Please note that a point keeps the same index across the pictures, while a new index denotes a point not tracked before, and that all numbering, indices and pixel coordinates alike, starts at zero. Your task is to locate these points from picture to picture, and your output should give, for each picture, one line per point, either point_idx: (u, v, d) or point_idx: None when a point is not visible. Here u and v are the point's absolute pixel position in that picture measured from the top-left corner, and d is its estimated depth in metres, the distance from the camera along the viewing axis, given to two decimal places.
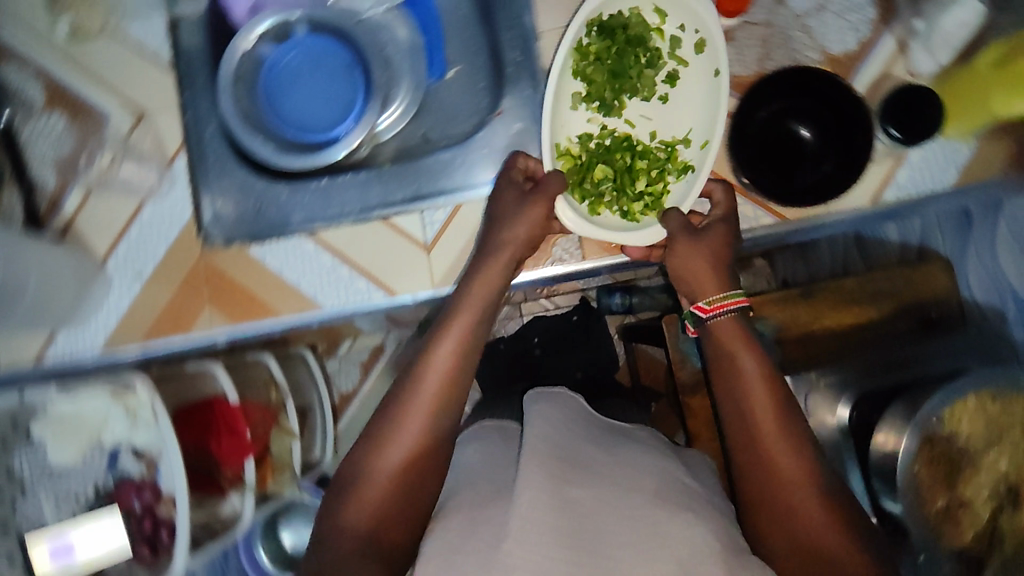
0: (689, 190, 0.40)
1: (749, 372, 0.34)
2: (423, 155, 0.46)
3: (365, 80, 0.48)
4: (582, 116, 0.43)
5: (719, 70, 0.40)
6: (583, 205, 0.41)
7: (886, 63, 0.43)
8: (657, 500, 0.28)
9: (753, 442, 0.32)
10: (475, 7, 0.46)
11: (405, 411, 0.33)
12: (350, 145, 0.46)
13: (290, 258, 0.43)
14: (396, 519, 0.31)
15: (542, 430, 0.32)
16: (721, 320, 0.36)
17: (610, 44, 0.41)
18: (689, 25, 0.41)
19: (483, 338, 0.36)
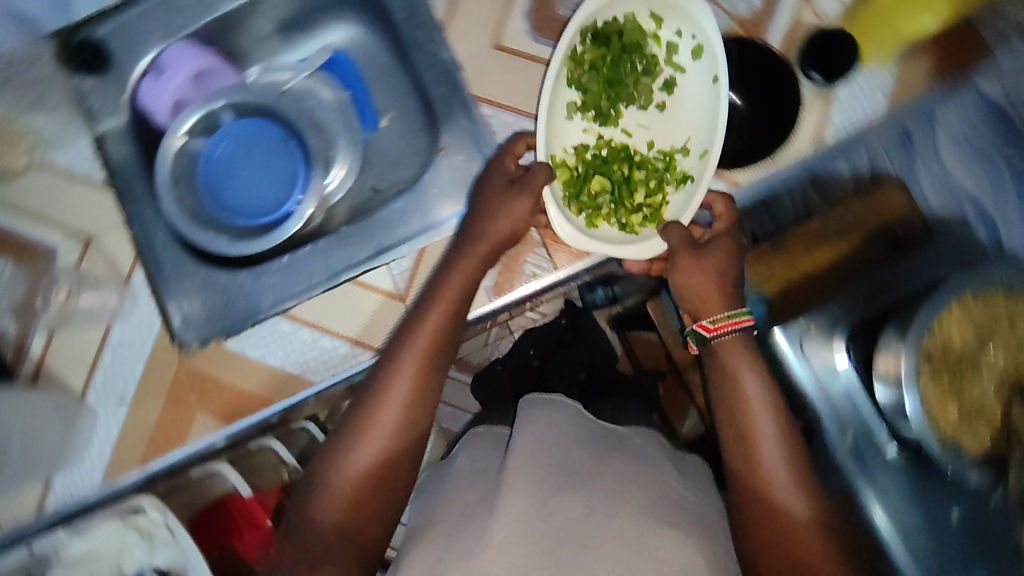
0: (687, 201, 0.42)
1: (751, 396, 0.39)
2: (377, 208, 0.45)
3: (302, 150, 0.49)
4: (579, 125, 0.44)
5: (718, 77, 0.42)
6: (582, 217, 0.42)
7: (795, 13, 0.45)
8: (646, 515, 0.32)
9: (750, 455, 0.39)
10: (393, 53, 0.48)
11: (372, 419, 0.37)
12: (303, 215, 0.44)
13: (269, 341, 0.42)
14: (365, 511, 0.37)
15: (526, 446, 0.36)
16: (725, 338, 0.40)
17: (605, 54, 0.43)
18: (686, 32, 0.43)
19: (450, 350, 0.39)
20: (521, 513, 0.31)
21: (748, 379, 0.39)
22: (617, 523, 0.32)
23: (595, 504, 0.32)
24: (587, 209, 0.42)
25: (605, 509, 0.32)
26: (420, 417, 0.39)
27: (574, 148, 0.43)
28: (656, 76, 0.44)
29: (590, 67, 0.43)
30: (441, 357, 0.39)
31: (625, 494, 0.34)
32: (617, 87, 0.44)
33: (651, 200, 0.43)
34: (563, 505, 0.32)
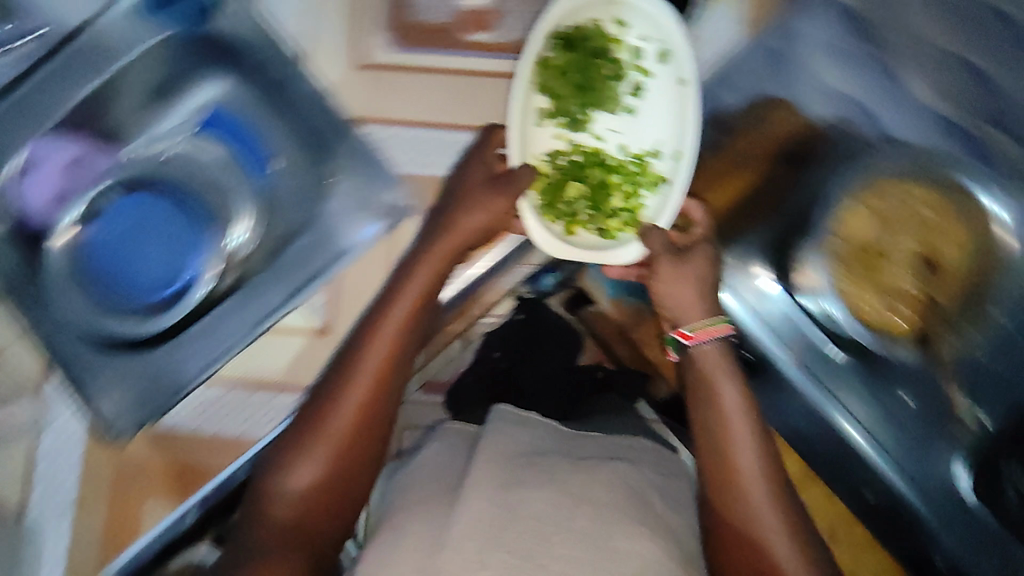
0: (664, 207, 0.38)
1: (730, 407, 0.38)
2: (286, 247, 0.46)
3: (196, 213, 0.49)
4: (550, 134, 0.40)
5: (686, 79, 0.38)
6: (558, 225, 0.39)
7: None
8: (598, 509, 0.33)
9: (724, 471, 0.37)
10: (258, 93, 0.45)
11: (328, 421, 0.37)
12: (211, 279, 0.48)
13: (202, 407, 0.44)
14: (324, 510, 0.36)
15: (490, 462, 0.35)
16: (706, 348, 0.39)
17: (574, 59, 0.39)
18: (651, 40, 0.38)
19: (408, 357, 0.39)
20: (486, 514, 0.31)
21: (726, 389, 0.38)
22: (587, 513, 0.32)
23: (567, 497, 0.33)
24: (561, 216, 0.39)
25: (577, 510, 0.33)
26: (380, 428, 0.38)
27: (549, 155, 0.40)
28: (626, 77, 0.40)
29: (557, 74, 0.39)
30: (399, 376, 0.38)
31: (597, 486, 0.35)
32: (587, 90, 0.40)
33: (626, 207, 0.40)
34: (529, 499, 0.32)
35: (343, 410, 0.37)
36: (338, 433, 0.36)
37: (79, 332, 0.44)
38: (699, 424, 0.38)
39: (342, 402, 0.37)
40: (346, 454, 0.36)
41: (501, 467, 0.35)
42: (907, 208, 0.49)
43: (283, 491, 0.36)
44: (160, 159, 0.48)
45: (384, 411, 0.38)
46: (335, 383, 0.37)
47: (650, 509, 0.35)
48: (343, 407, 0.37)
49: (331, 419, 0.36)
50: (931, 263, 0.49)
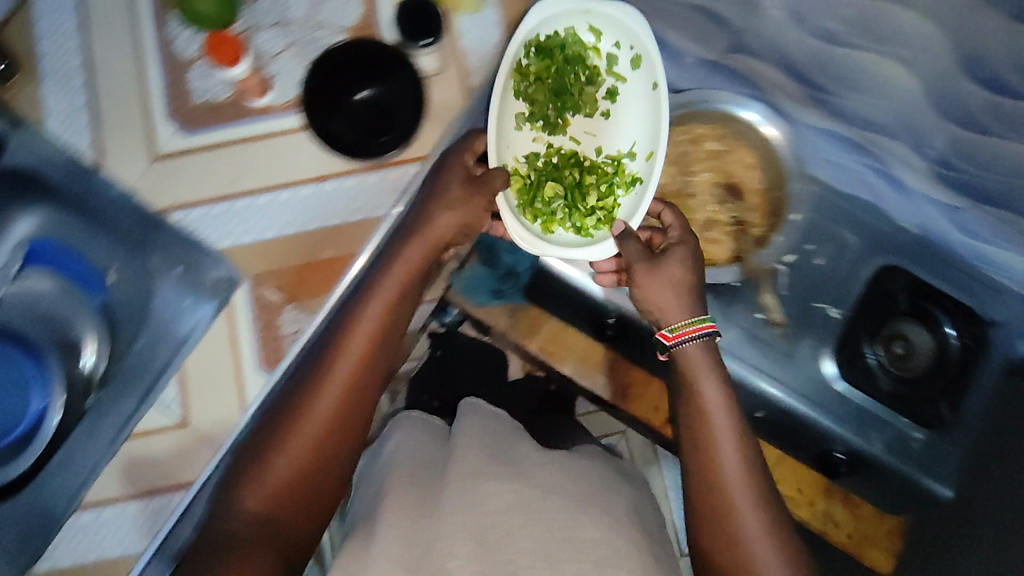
0: (637, 199, 0.71)
1: (712, 400, 0.63)
2: (280, 210, 0.74)
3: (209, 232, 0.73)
4: (528, 133, 0.74)
5: (655, 86, 0.72)
6: (538, 221, 0.72)
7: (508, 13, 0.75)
8: (557, 515, 0.50)
9: (704, 452, 0.61)
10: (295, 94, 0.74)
11: (287, 440, 0.58)
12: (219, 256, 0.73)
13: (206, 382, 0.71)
14: (297, 497, 0.58)
15: (471, 453, 0.57)
16: (685, 344, 0.64)
17: (548, 64, 0.72)
18: (624, 44, 0.72)
19: (350, 396, 0.60)
20: (470, 515, 0.50)
21: (708, 385, 0.63)
22: (548, 513, 0.50)
23: (529, 495, 0.52)
24: (536, 214, 0.72)
25: (539, 511, 0.50)
26: (371, 393, 0.61)
27: (527, 155, 0.74)
28: (599, 83, 0.75)
29: (540, 82, 0.72)
30: (362, 401, 0.61)
31: (546, 495, 0.52)
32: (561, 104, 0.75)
33: (598, 200, 0.74)
34: (498, 497, 0.51)
35: (332, 387, 0.60)
36: (316, 420, 0.59)
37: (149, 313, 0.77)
38: (690, 415, 0.63)
39: (338, 373, 0.60)
40: (318, 442, 0.59)
41: (480, 464, 0.56)
42: (708, 153, 0.91)
43: (250, 494, 0.57)
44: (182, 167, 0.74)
45: (372, 379, 0.61)
46: (329, 360, 0.61)
47: (583, 494, 0.56)
48: (314, 410, 0.59)
49: (316, 398, 0.59)
50: (731, 189, 0.92)
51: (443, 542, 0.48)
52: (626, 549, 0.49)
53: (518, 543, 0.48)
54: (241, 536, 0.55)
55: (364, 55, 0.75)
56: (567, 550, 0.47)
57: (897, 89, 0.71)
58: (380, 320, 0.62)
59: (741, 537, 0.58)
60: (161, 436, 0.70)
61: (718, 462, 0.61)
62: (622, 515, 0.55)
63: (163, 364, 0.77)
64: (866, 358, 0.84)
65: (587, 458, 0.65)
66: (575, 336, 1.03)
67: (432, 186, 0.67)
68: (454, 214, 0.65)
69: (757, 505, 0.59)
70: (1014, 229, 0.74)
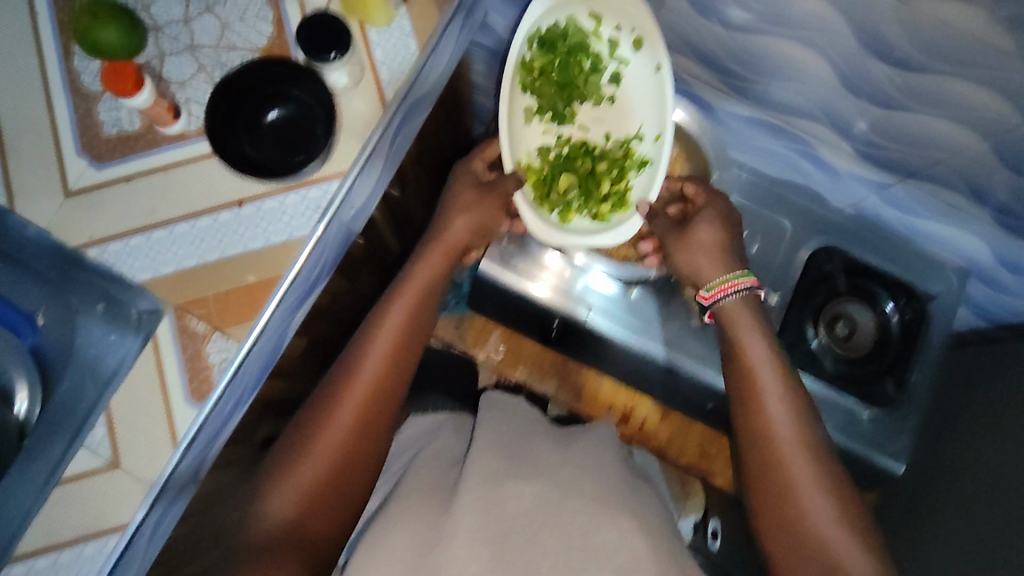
0: (650, 181, 0.74)
1: (758, 355, 0.70)
2: (224, 231, 0.72)
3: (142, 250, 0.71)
4: (537, 127, 0.77)
5: (658, 68, 0.72)
6: (555, 213, 0.75)
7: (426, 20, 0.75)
8: (556, 510, 0.51)
9: (756, 404, 0.68)
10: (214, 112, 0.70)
11: (315, 446, 0.60)
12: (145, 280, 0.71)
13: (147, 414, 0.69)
14: (322, 504, 0.59)
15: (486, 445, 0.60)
16: (726, 301, 0.73)
17: (550, 56, 0.73)
18: (624, 29, 0.73)
19: (372, 402, 0.63)
20: (489, 514, 0.50)
21: (749, 338, 0.71)
22: (569, 515, 0.51)
23: (549, 494, 0.53)
24: (552, 205, 0.75)
25: (560, 512, 0.51)
26: (397, 392, 0.65)
27: (538, 148, 0.77)
28: (603, 69, 0.76)
29: (545, 77, 0.74)
30: (383, 404, 0.64)
31: (567, 493, 0.53)
32: (569, 95, 0.76)
33: (612, 186, 0.76)
34: (517, 496, 0.52)
35: (362, 382, 0.63)
36: (344, 422, 0.61)
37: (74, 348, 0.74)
38: (739, 372, 0.71)
39: (367, 371, 0.63)
40: (346, 443, 0.61)
41: (495, 463, 0.56)
42: None
43: (280, 499, 0.58)
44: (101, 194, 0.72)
45: (397, 376, 0.65)
46: (358, 358, 0.64)
47: (602, 493, 0.55)
48: (343, 410, 0.62)
49: (345, 399, 0.62)
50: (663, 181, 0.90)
51: (461, 536, 0.48)
52: (645, 549, 0.49)
53: (539, 543, 0.48)
54: (271, 539, 0.56)
55: (268, 72, 0.72)
56: (587, 552, 0.48)
57: (807, 77, 0.71)
58: (406, 318, 0.67)
59: (793, 483, 0.63)
60: (93, 479, 0.69)
61: (766, 412, 0.67)
62: (640, 510, 0.56)
63: (92, 404, 0.71)
64: (809, 340, 0.87)
65: (590, 449, 0.66)
66: (530, 342, 1.04)
67: (450, 194, 0.75)
68: (468, 217, 0.73)
69: (807, 454, 0.65)
70: (943, 204, 0.81)
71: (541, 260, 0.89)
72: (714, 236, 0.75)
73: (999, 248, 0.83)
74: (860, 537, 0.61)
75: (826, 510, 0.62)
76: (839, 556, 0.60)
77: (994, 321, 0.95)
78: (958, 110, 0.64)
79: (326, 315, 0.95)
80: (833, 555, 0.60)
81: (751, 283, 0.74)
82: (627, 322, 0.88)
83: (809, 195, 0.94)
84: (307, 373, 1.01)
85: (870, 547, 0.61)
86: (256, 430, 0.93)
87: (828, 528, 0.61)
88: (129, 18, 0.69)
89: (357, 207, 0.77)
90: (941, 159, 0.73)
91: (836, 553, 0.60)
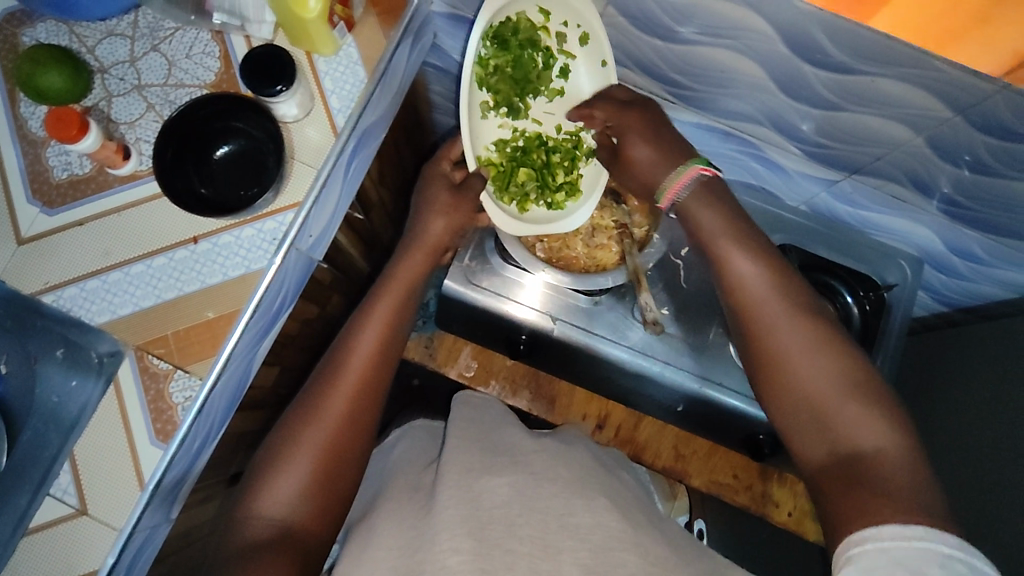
0: (598, 171, 0.80)
1: (715, 228, 0.64)
2: (184, 264, 0.71)
3: (91, 291, 0.70)
4: (492, 120, 0.78)
5: (605, 60, 0.74)
6: (515, 204, 0.79)
7: (373, 47, 0.77)
8: (533, 503, 0.51)
9: (720, 271, 0.63)
10: (169, 151, 0.70)
11: (299, 454, 0.60)
12: (99, 320, 0.70)
13: (114, 456, 0.68)
14: (303, 517, 0.59)
15: (460, 445, 0.60)
16: (683, 191, 0.66)
17: (503, 50, 0.74)
18: (572, 22, 0.74)
19: (350, 411, 0.63)
20: (469, 512, 0.50)
21: (706, 215, 0.64)
22: (545, 503, 0.51)
23: (525, 485, 0.53)
24: (512, 196, 0.78)
25: (536, 501, 0.52)
26: (382, 389, 0.66)
27: (496, 142, 0.78)
28: (552, 64, 0.77)
29: (500, 73, 0.75)
30: (361, 413, 0.64)
31: (542, 482, 0.54)
32: (522, 88, 0.78)
33: (566, 177, 0.81)
34: (495, 491, 0.52)
35: (342, 390, 0.63)
36: (332, 419, 0.62)
37: (48, 389, 0.72)
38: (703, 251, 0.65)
39: (354, 369, 0.65)
40: (334, 441, 0.61)
41: (472, 462, 0.57)
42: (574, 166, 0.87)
43: (263, 509, 0.58)
44: (57, 239, 0.71)
45: (382, 371, 0.66)
46: (345, 356, 0.65)
47: (579, 479, 0.57)
48: (330, 410, 0.62)
49: (334, 396, 0.63)
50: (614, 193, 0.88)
51: (442, 536, 0.48)
52: (622, 529, 0.50)
53: (520, 535, 0.48)
54: (261, 539, 0.56)
55: (214, 109, 0.71)
56: (565, 538, 0.48)
57: (745, 84, 0.74)
58: (391, 317, 0.69)
59: (782, 349, 0.58)
60: (59, 528, 0.67)
61: (738, 281, 0.62)
62: (620, 496, 0.57)
63: (57, 452, 0.69)
64: None
65: (568, 445, 0.66)
66: (501, 356, 1.05)
67: (425, 195, 0.76)
68: (445, 219, 0.74)
69: (792, 316, 0.59)
70: (890, 197, 0.85)
71: (504, 275, 0.90)
72: (649, 152, 0.69)
73: (947, 235, 0.87)
74: (859, 386, 0.56)
75: (818, 368, 0.57)
76: (839, 411, 0.55)
77: (954, 305, 0.99)
78: (890, 108, 0.68)
79: (297, 341, 0.95)
80: (833, 413, 0.55)
81: (694, 173, 0.66)
82: (590, 331, 0.90)
83: (764, 195, 0.97)
84: (280, 402, 1.00)
85: (873, 393, 0.55)
86: (232, 462, 0.92)
87: (823, 384, 0.56)
88: (71, 60, 0.70)
89: (314, 236, 0.77)
90: (883, 154, 0.77)
91: (836, 408, 0.55)
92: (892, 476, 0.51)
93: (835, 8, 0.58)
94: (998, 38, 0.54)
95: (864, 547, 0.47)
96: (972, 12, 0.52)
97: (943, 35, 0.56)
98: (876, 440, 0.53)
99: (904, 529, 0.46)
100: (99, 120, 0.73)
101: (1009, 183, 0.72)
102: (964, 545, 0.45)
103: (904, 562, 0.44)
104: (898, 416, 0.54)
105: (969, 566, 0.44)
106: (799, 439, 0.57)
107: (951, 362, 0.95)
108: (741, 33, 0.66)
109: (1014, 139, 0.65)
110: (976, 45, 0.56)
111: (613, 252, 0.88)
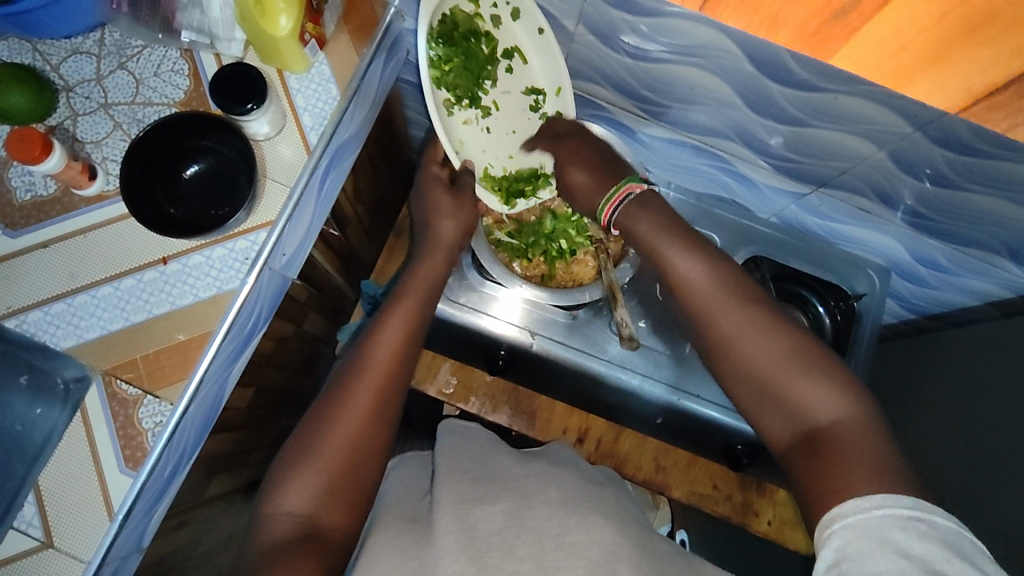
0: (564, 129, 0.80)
1: (645, 226, 0.65)
2: (156, 287, 0.69)
3: (54, 312, 0.68)
4: (459, 115, 0.78)
5: (541, 28, 0.74)
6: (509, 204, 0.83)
7: (346, 62, 0.77)
8: (523, 529, 0.51)
9: (655, 260, 0.64)
10: (144, 171, 0.68)
11: (309, 463, 0.57)
12: (64, 343, 0.68)
13: (84, 484, 0.66)
14: (319, 528, 0.55)
15: (445, 470, 0.59)
16: (622, 209, 0.67)
17: (447, 44, 0.73)
18: (501, 2, 0.74)
19: (360, 410, 0.60)
20: (466, 539, 0.50)
21: (638, 223, 0.65)
22: (538, 523, 0.51)
23: (520, 509, 0.53)
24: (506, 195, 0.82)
25: (529, 521, 0.52)
26: (401, 395, 0.63)
27: (467, 134, 0.78)
28: (495, 47, 0.77)
29: (454, 69, 0.75)
30: (373, 425, 0.60)
31: (536, 502, 0.54)
32: (476, 77, 0.77)
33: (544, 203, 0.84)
34: (489, 519, 0.52)
35: (356, 394, 0.61)
36: (345, 424, 0.59)
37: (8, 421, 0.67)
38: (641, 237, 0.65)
39: (372, 368, 0.62)
40: (337, 451, 0.58)
41: (461, 490, 0.55)
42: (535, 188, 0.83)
43: (276, 529, 0.55)
44: (20, 265, 0.69)
45: (406, 364, 0.64)
46: (364, 357, 0.63)
47: (571, 496, 0.56)
48: (351, 402, 0.60)
49: (355, 396, 0.60)
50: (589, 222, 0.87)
51: (444, 562, 0.48)
52: (614, 544, 0.50)
53: (518, 555, 0.49)
54: (287, 540, 0.54)
55: (180, 130, 0.69)
56: (560, 557, 0.49)
57: (714, 101, 0.75)
58: (410, 322, 0.67)
59: (727, 341, 0.58)
60: (24, 562, 0.64)
61: (671, 272, 0.62)
62: (613, 512, 0.57)
63: (22, 481, 0.65)
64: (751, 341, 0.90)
65: (555, 467, 0.65)
66: (481, 372, 1.01)
67: (425, 202, 0.78)
68: (453, 220, 0.77)
69: (734, 304, 0.59)
70: (857, 209, 0.86)
71: (482, 291, 0.90)
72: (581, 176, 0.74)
73: (913, 246, 0.88)
74: (809, 362, 0.56)
75: (763, 343, 0.57)
76: (793, 385, 0.55)
77: (922, 313, 1.01)
78: (854, 124, 0.69)
79: (273, 361, 0.93)
80: (786, 388, 0.55)
81: (629, 190, 0.67)
82: (567, 344, 0.90)
83: (738, 209, 0.97)
84: (257, 426, 0.97)
85: (820, 365, 0.55)
86: (207, 487, 0.89)
87: (773, 365, 0.56)
88: (34, 79, 0.68)
89: (290, 254, 0.76)
90: (848, 168, 0.78)
91: (788, 385, 0.55)
92: (852, 442, 0.51)
93: (789, 44, 0.60)
94: (951, 74, 0.57)
95: (832, 528, 0.48)
96: (921, 54, 0.55)
97: (898, 72, 0.58)
98: (832, 410, 0.54)
99: (864, 501, 0.47)
100: (63, 139, 0.71)
101: (970, 196, 0.74)
102: (921, 504, 0.46)
103: (867, 532, 0.45)
104: (849, 382, 0.55)
105: (929, 524, 0.44)
106: (761, 418, 0.57)
107: (925, 368, 0.97)
108: (709, 51, 0.67)
109: (971, 154, 0.67)
110: (930, 80, 0.58)
111: (585, 266, 0.89)
